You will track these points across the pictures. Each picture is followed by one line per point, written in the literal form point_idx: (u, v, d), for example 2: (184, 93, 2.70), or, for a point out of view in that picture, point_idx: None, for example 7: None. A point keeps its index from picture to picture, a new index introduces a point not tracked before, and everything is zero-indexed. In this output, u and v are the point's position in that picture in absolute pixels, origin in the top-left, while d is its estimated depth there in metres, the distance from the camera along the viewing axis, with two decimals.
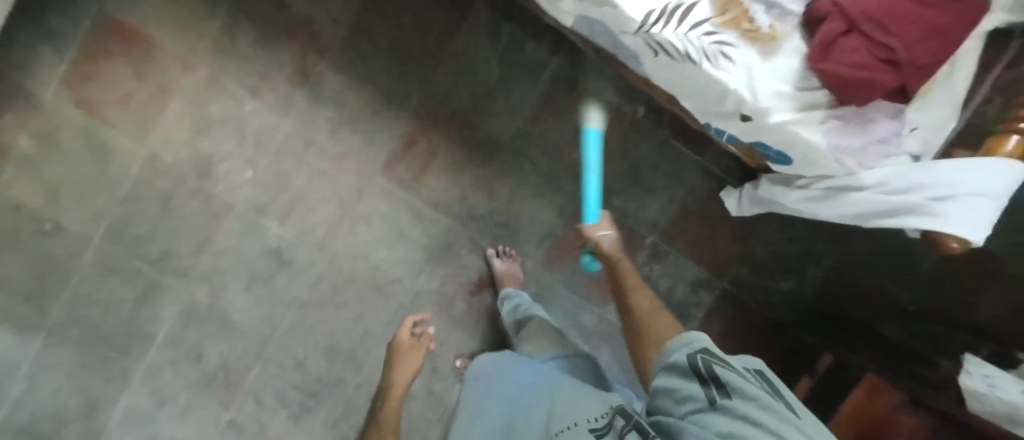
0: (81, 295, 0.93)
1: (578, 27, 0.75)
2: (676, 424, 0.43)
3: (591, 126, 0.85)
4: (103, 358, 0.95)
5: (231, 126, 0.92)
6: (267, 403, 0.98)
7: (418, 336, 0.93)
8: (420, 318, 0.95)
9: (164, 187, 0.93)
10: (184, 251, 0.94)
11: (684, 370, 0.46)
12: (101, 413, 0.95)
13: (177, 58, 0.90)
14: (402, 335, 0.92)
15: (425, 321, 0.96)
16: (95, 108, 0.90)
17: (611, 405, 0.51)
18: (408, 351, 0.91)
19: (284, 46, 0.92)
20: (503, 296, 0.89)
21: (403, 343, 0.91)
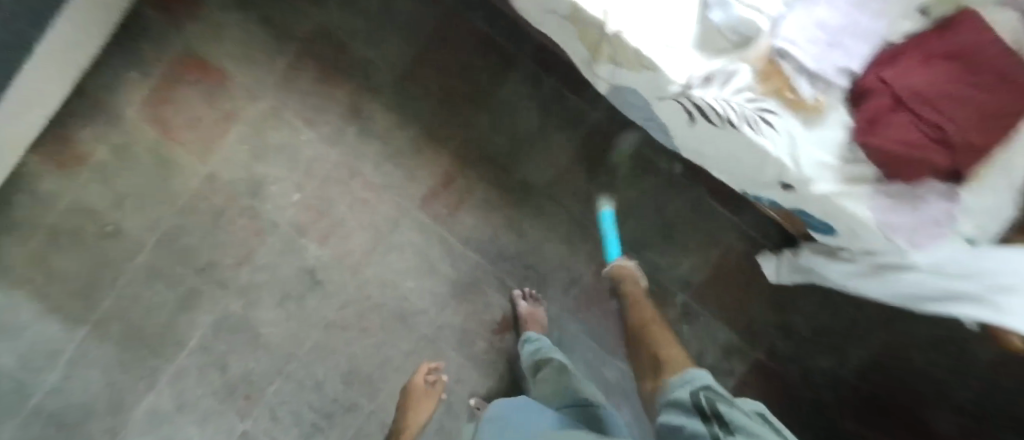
0: (128, 295, 0.99)
1: (610, 97, 0.79)
2: None
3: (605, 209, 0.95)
4: (139, 357, 0.99)
5: (284, 151, 0.98)
6: (282, 421, 1.00)
7: (431, 384, 0.95)
8: (433, 365, 0.96)
9: (217, 201, 0.99)
10: (226, 263, 0.99)
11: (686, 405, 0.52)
12: (127, 410, 0.99)
13: (246, 86, 0.98)
14: (416, 383, 0.94)
15: (439, 369, 0.97)
16: (168, 125, 0.98)
17: None
18: (421, 399, 0.93)
19: (342, 82, 0.98)
20: (523, 339, 0.90)
21: (415, 393, 0.93)
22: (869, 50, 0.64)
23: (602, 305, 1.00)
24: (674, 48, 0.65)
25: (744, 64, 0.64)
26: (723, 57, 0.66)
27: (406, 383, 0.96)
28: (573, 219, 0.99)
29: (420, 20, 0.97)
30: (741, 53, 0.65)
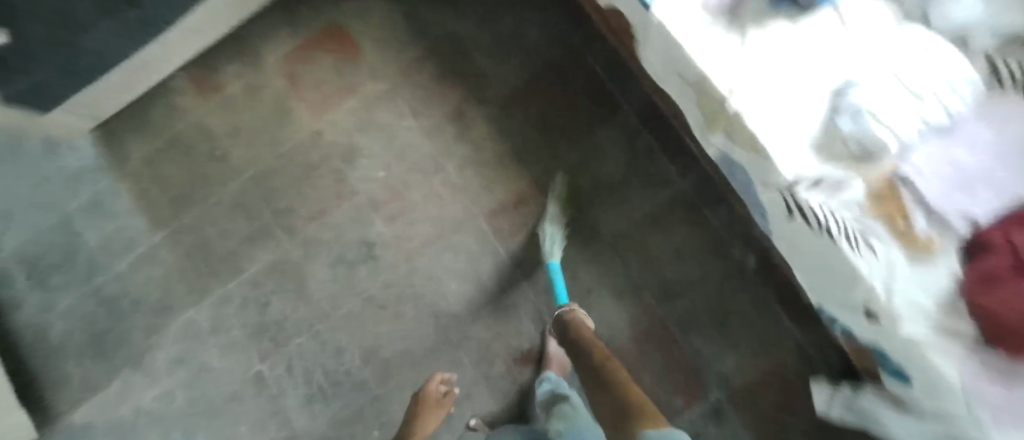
0: (210, 214, 1.09)
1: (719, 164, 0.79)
2: None
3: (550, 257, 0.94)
4: (197, 271, 1.08)
5: (385, 131, 1.05)
6: (293, 374, 1.03)
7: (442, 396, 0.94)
8: (447, 377, 0.96)
9: (312, 157, 1.07)
10: (300, 213, 1.06)
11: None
12: (172, 315, 1.07)
13: (373, 66, 1.07)
14: (428, 391, 0.93)
15: (451, 381, 0.97)
16: (297, 80, 1.09)
17: None
18: (432, 407, 0.92)
19: (456, 86, 1.05)
20: (542, 378, 0.88)
21: (426, 401, 0.92)
22: (1002, 204, 0.61)
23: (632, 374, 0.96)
24: (791, 140, 0.66)
25: (860, 180, 0.64)
26: (838, 165, 0.65)
27: (418, 391, 0.95)
28: (628, 276, 0.97)
29: (544, 50, 1.02)
30: (861, 168, 0.64)
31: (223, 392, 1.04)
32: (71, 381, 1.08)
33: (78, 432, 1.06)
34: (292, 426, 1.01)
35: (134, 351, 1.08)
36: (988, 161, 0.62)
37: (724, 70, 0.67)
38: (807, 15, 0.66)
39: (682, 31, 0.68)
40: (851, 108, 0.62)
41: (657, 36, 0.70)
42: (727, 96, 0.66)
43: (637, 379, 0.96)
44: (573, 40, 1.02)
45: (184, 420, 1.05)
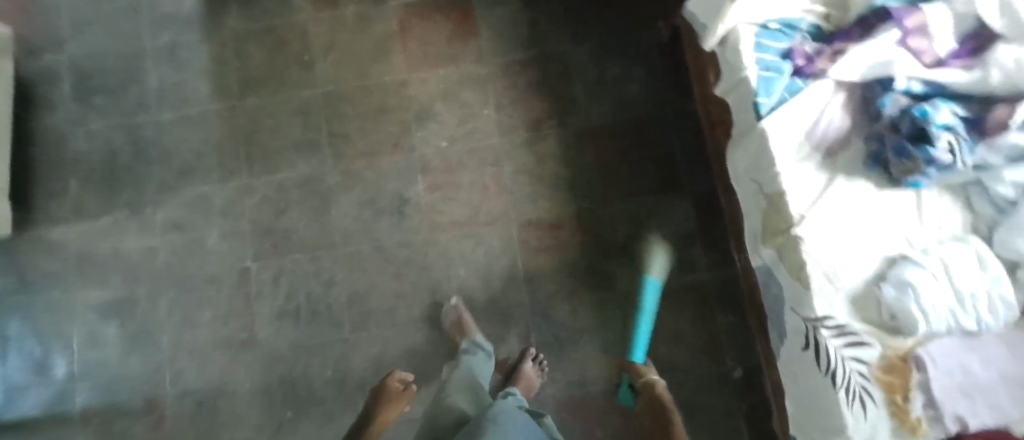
0: (270, 108, 1.09)
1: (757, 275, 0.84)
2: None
3: (655, 276, 0.95)
4: (234, 153, 1.08)
5: (464, 109, 1.08)
6: (278, 285, 1.03)
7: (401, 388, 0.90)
8: (405, 377, 0.92)
9: (389, 101, 1.09)
10: (353, 145, 1.08)
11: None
12: (189, 181, 1.07)
13: (480, 49, 1.10)
14: (387, 385, 0.89)
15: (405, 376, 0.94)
16: (408, 30, 1.12)
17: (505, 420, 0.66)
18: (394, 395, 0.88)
19: (545, 100, 1.08)
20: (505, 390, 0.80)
21: (386, 394, 0.88)
22: (992, 421, 0.63)
23: (588, 425, 0.97)
24: (835, 286, 0.70)
25: (879, 346, 0.69)
26: (864, 323, 0.70)
27: (378, 385, 0.91)
28: (622, 338, 0.99)
29: (638, 105, 1.06)
30: (885, 336, 0.69)
31: (204, 272, 1.03)
32: (67, 199, 1.07)
33: (50, 247, 1.05)
34: (255, 332, 1.01)
35: (138, 198, 1.07)
36: (996, 379, 0.64)
37: (801, 196, 0.72)
38: (891, 187, 0.72)
39: (779, 149, 0.73)
40: (899, 281, 0.67)
41: (755, 141, 0.76)
42: (796, 221, 0.72)
43: (589, 433, 0.97)
44: (667, 107, 1.05)
45: (155, 283, 1.03)
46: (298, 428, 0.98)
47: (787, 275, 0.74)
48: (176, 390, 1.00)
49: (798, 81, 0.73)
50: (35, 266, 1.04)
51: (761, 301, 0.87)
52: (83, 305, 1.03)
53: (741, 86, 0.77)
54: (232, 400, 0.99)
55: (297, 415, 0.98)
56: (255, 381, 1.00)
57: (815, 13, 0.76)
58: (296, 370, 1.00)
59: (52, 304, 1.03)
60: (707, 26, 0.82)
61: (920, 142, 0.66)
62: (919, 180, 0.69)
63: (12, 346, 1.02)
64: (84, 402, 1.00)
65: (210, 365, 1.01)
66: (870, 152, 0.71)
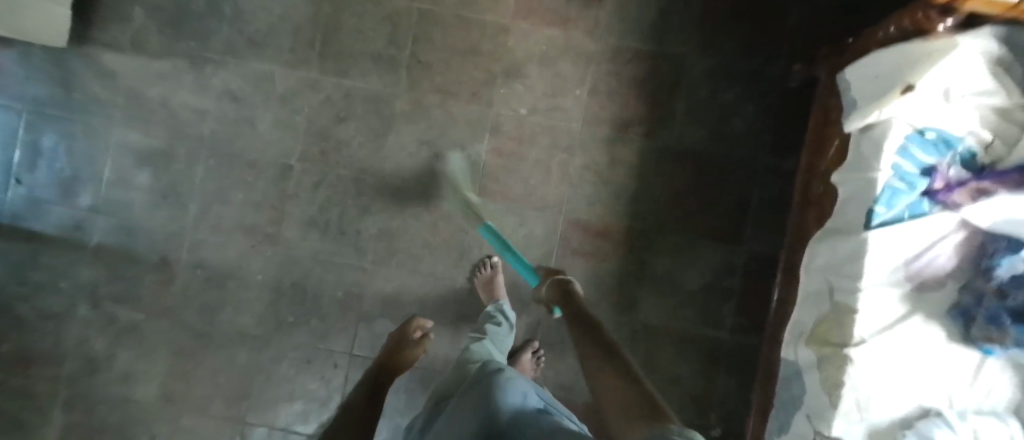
0: (360, 6, 1.01)
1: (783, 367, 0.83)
2: (509, 403, 0.53)
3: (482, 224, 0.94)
4: (310, 41, 1.01)
5: (556, 83, 1.00)
6: (315, 193, 1.01)
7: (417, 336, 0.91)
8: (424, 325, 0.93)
9: (483, 44, 1.01)
10: (432, 77, 1.01)
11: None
12: (257, 55, 1.01)
13: (597, 24, 1.00)
14: (407, 330, 0.91)
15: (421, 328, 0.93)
16: None
17: (499, 378, 0.59)
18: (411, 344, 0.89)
19: (641, 104, 1.00)
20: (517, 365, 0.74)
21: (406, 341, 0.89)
22: None
23: None
24: (860, 415, 0.69)
25: None
26: None
27: (399, 330, 0.91)
28: None
29: (733, 144, 0.99)
30: None
31: (246, 154, 1.01)
32: (128, 26, 1.01)
33: (101, 72, 1.01)
34: (280, 231, 1.01)
35: (201, 52, 1.01)
36: None
37: (872, 320, 0.69)
38: (961, 343, 0.69)
39: (871, 267, 0.69)
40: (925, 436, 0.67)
41: (848, 246, 0.71)
42: (852, 342, 0.69)
43: None
44: (761, 158, 0.99)
45: (196, 146, 1.01)
46: (296, 332, 1.01)
47: (817, 387, 0.72)
48: (191, 257, 1.01)
49: (925, 203, 0.69)
50: (82, 86, 1.01)
51: (774, 388, 0.86)
52: (121, 142, 1.01)
53: (861, 183, 0.70)
54: (241, 285, 1.01)
55: (298, 321, 1.01)
56: (268, 275, 1.01)
57: (977, 137, 0.69)
58: (309, 280, 1.01)
59: (91, 130, 1.01)
60: (858, 108, 0.73)
61: (1018, 319, 0.65)
62: (993, 348, 0.67)
63: (42, 156, 1.01)
64: (102, 236, 1.01)
65: (229, 246, 1.01)
66: (959, 304, 0.69)
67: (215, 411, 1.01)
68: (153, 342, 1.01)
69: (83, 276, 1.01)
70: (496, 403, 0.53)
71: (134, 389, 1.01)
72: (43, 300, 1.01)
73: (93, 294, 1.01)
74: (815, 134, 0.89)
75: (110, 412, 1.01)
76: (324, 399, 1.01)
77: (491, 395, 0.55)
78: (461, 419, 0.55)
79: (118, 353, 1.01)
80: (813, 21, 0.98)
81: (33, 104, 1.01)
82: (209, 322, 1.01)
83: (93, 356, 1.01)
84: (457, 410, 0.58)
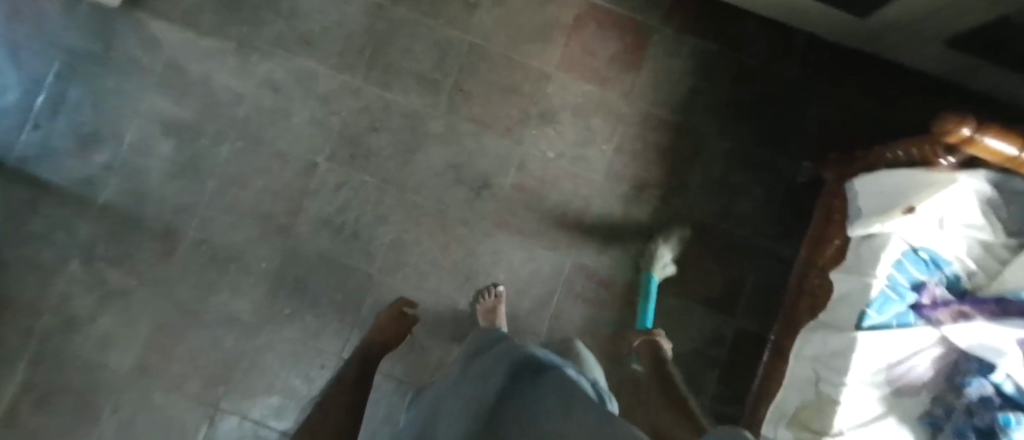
0: (415, 26, 1.05)
1: None
2: (520, 376, 0.45)
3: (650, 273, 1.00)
4: (360, 49, 1.04)
5: (586, 134, 1.05)
6: (335, 194, 1.02)
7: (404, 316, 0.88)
8: (412, 303, 0.91)
9: (524, 85, 1.05)
10: (470, 106, 1.05)
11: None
12: (304, 52, 1.03)
13: (632, 88, 1.06)
14: (387, 311, 0.87)
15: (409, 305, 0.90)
16: (580, 27, 1.07)
17: (511, 354, 0.51)
18: (396, 324, 0.86)
19: (661, 169, 1.06)
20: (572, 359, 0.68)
21: (387, 320, 0.86)
22: None
23: None
24: None
25: None
26: None
27: (382, 313, 0.88)
28: None
29: (739, 224, 1.05)
30: None
31: (275, 144, 1.02)
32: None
33: (146, 38, 1.01)
34: (293, 224, 1.01)
35: (249, 39, 1.02)
36: None
37: (850, 414, 0.73)
38: None
39: (857, 365, 0.74)
40: None
41: (838, 342, 0.76)
42: (831, 432, 0.72)
43: None
44: (762, 241, 1.05)
45: (226, 126, 1.01)
46: (288, 326, 1.00)
47: None
48: (198, 233, 1.00)
49: (912, 315, 0.74)
50: (124, 48, 1.01)
51: None
52: (151, 108, 1.01)
53: (858, 285, 0.76)
54: (242, 270, 1.00)
55: (293, 316, 1.00)
56: (271, 266, 1.00)
57: (963, 265, 0.76)
58: (312, 277, 1.01)
59: (122, 91, 1.01)
60: (862, 218, 0.80)
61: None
62: None
63: (66, 107, 1.00)
64: (111, 196, 0.99)
65: (239, 229, 1.00)
66: (929, 414, 0.72)
67: (188, 392, 0.98)
68: (138, 312, 0.99)
69: (80, 233, 0.99)
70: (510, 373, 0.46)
71: (108, 357, 0.98)
72: (32, 250, 0.98)
73: (86, 253, 0.99)
74: (817, 231, 0.96)
75: (75, 377, 0.97)
76: (303, 398, 0.99)
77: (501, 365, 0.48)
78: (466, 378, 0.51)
79: (99, 316, 0.98)
80: (825, 126, 1.06)
81: (69, 55, 1.00)
82: (202, 302, 0.99)
83: (71, 315, 0.98)
84: (463, 372, 0.54)
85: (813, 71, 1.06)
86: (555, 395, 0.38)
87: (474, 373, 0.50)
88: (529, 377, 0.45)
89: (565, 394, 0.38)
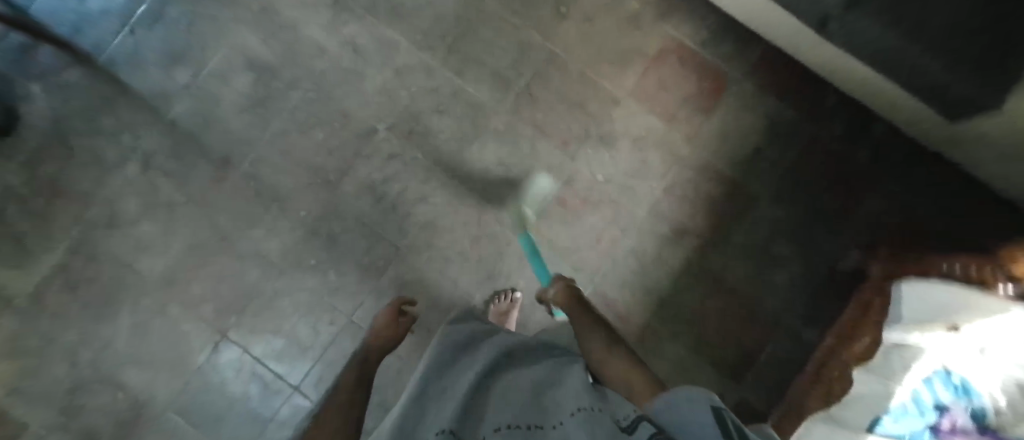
0: (502, 23, 1.07)
1: None
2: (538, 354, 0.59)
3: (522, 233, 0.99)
4: (444, 33, 1.06)
5: (640, 167, 1.05)
6: (386, 164, 1.04)
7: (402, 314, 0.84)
8: (410, 301, 0.88)
9: (591, 105, 1.06)
10: (533, 112, 1.06)
11: (656, 432, 0.32)
12: (391, 24, 1.06)
13: (697, 133, 1.06)
14: (388, 304, 0.85)
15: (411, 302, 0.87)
16: (660, 61, 1.07)
17: (533, 337, 0.66)
18: (391, 322, 0.82)
19: (705, 220, 1.04)
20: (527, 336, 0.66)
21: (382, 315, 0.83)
22: None
23: None
24: None
25: None
26: None
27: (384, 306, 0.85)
28: None
29: (770, 295, 1.03)
30: None
31: (342, 103, 1.05)
32: None
33: None
34: (339, 181, 1.04)
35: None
36: None
37: None
38: None
39: None
40: None
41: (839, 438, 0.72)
42: None
43: None
44: (787, 318, 1.03)
45: (301, 75, 1.05)
46: (310, 276, 1.03)
47: None
48: (250, 168, 1.04)
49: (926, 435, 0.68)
50: None
51: None
52: (238, 42, 1.05)
53: (876, 387, 0.74)
54: (281, 212, 1.04)
55: (316, 268, 1.03)
56: (309, 216, 1.04)
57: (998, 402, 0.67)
58: (344, 236, 1.04)
59: (217, 19, 1.06)
60: (900, 324, 0.79)
61: None
62: None
63: (164, 22, 1.05)
64: (181, 114, 1.04)
65: (288, 173, 1.04)
66: None
67: (203, 313, 1.02)
68: (177, 226, 1.03)
69: (145, 141, 1.04)
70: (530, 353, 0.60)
71: (140, 260, 1.03)
72: (98, 145, 1.04)
73: (146, 159, 1.04)
74: (848, 322, 0.94)
75: (107, 271, 1.02)
76: (305, 347, 1.02)
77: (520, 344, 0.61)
78: (454, 368, 0.57)
79: (141, 221, 1.03)
80: (883, 220, 1.03)
81: None
82: (237, 232, 1.03)
83: (118, 213, 1.03)
84: (445, 364, 0.59)
85: (884, 162, 1.04)
86: (525, 394, 0.45)
87: (461, 369, 0.56)
88: (548, 357, 0.59)
89: (542, 391, 0.46)
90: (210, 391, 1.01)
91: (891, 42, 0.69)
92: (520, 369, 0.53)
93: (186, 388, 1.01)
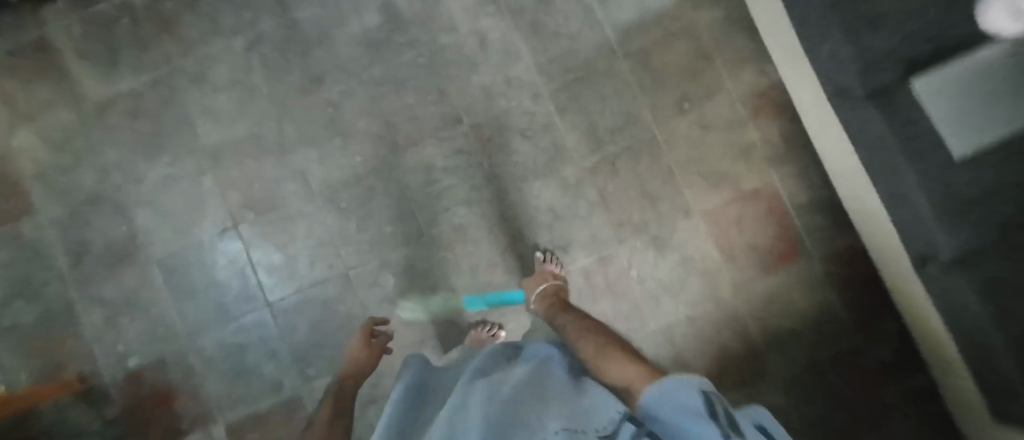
0: (622, 87, 1.05)
1: None
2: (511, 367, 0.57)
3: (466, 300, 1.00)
4: (566, 69, 1.06)
5: (675, 282, 1.02)
6: (451, 155, 1.05)
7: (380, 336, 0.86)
8: (380, 321, 0.89)
9: (662, 203, 1.03)
10: (607, 181, 1.04)
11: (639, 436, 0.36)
12: (524, 36, 1.06)
13: (746, 282, 1.02)
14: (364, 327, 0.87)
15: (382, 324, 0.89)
16: (749, 198, 1.03)
17: (506, 356, 0.63)
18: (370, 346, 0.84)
19: (710, 366, 1.01)
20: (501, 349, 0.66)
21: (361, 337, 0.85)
22: None
23: None
24: None
25: None
26: None
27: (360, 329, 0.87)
28: None
29: None
30: None
31: (443, 82, 1.06)
32: None
33: None
34: (404, 148, 1.05)
35: None
36: None
37: None
38: None
39: None
40: None
41: None
42: None
43: None
44: None
45: (422, 39, 1.06)
46: (333, 216, 1.05)
47: None
48: (334, 95, 1.06)
49: None
50: None
51: None
52: None
53: None
54: (339, 148, 1.05)
55: (341, 212, 1.05)
56: (360, 163, 1.05)
57: None
58: (381, 197, 1.05)
59: None
60: None
61: None
62: None
63: None
64: (303, 18, 1.07)
65: (363, 117, 1.06)
66: None
67: (227, 197, 1.05)
68: (246, 111, 1.06)
69: (260, 24, 1.07)
70: (503, 368, 0.57)
71: (202, 123, 1.06)
72: (219, 8, 1.08)
73: (253, 41, 1.07)
74: None
75: (169, 119, 1.06)
76: (296, 274, 1.04)
77: (495, 363, 0.59)
78: (426, 407, 0.55)
79: (221, 92, 1.07)
80: None
81: None
82: (294, 144, 1.06)
83: (205, 73, 1.07)
84: (416, 408, 0.57)
85: (912, 407, 0.98)
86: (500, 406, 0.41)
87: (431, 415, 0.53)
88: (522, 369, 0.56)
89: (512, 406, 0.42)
90: (197, 266, 1.05)
91: (986, 328, 0.64)
92: (501, 379, 0.50)
93: (179, 253, 1.05)
